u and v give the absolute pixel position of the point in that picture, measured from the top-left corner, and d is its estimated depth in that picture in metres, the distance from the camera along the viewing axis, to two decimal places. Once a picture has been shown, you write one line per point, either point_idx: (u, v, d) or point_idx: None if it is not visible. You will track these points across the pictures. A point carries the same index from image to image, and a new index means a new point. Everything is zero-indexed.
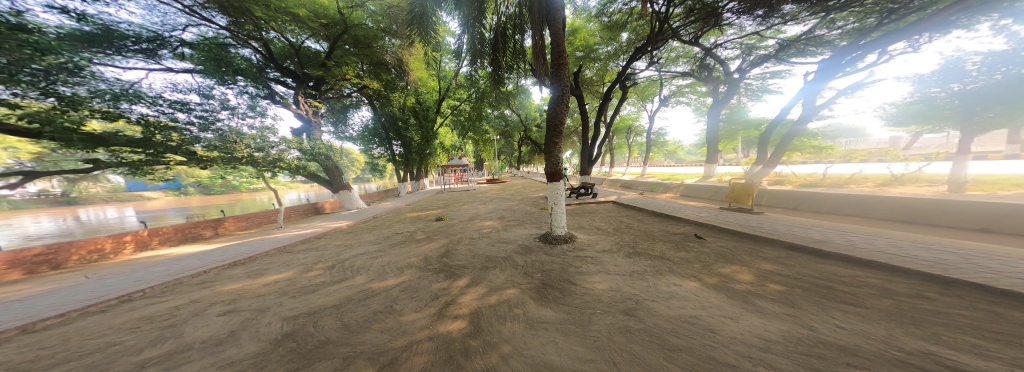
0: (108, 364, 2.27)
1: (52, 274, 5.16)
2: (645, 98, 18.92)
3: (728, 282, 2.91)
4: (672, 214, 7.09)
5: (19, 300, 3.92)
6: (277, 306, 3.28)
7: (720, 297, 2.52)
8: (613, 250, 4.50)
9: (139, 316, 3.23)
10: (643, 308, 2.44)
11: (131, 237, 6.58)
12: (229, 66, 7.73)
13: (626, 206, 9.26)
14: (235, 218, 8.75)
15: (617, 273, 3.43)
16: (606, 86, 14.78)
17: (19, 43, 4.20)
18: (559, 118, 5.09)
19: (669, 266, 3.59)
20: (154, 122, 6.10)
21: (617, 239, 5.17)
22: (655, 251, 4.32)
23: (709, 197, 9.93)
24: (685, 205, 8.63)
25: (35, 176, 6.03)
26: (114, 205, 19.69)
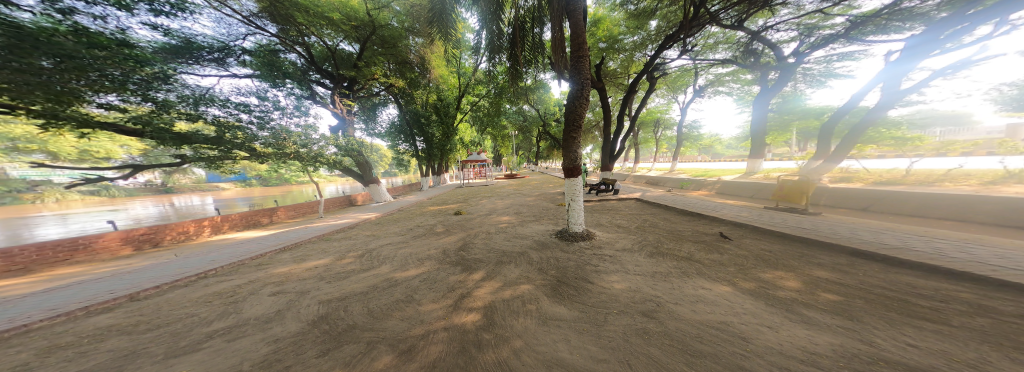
0: (187, 331, 2.70)
1: (153, 251, 6.32)
2: (676, 88, 17.56)
3: (769, 288, 2.56)
4: (705, 213, 6.44)
5: (131, 271, 4.88)
6: (314, 290, 3.60)
7: (757, 304, 2.22)
8: (635, 249, 4.22)
9: (211, 292, 3.79)
10: (664, 310, 2.24)
11: (208, 222, 7.77)
12: (279, 71, 8.90)
13: (650, 204, 8.67)
14: (286, 208, 9.84)
15: (638, 273, 3.21)
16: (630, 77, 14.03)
17: (126, 57, 5.26)
18: (579, 112, 4.94)
19: (697, 269, 3.26)
20: (223, 123, 7.22)
21: (639, 238, 4.84)
22: (682, 251, 3.97)
23: (750, 196, 8.91)
24: (719, 204, 7.85)
25: (143, 169, 7.44)
26: (198, 194, 23.61)
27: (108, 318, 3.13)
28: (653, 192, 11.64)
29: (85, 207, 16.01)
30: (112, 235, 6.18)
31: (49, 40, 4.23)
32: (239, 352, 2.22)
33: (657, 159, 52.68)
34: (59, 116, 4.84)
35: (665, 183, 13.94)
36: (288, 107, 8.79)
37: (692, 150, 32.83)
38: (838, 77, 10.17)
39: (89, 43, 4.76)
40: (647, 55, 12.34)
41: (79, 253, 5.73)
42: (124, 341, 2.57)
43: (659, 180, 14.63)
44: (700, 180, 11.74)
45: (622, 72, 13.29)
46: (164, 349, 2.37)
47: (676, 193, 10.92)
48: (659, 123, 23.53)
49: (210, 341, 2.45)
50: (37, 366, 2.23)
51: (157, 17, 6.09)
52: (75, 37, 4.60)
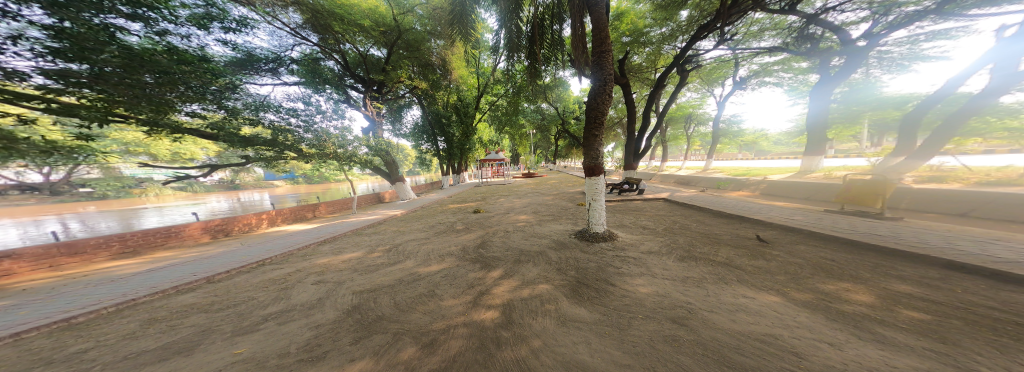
0: (247, 312, 3.06)
1: (225, 240, 7.38)
2: (711, 81, 16.11)
3: (831, 300, 2.17)
4: (747, 216, 5.73)
5: (208, 257, 5.72)
6: (348, 281, 3.87)
7: (816, 317, 1.89)
8: (663, 252, 3.90)
9: (267, 278, 4.27)
10: (698, 318, 2.00)
11: (266, 216, 8.86)
12: (320, 77, 9.92)
13: (679, 205, 8.00)
14: (326, 204, 10.82)
15: (666, 277, 2.94)
16: (658, 71, 13.27)
17: (205, 71, 6.30)
18: (601, 108, 4.75)
19: (737, 275, 2.90)
20: (277, 126, 8.23)
21: (668, 240, 4.47)
22: (718, 256, 3.58)
23: (804, 198, 7.80)
24: (762, 205, 6.97)
25: (218, 168, 8.71)
26: (257, 191, 27.18)
27: (191, 297, 3.69)
28: (683, 192, 10.75)
29: (174, 202, 19.28)
30: (195, 224, 7.33)
31: (149, 59, 5.22)
32: (287, 335, 2.44)
33: (689, 157, 48.76)
34: (156, 122, 5.91)
35: (699, 183, 12.87)
36: (328, 111, 9.74)
37: (730, 147, 29.75)
38: (926, 60, 8.49)
39: (179, 60, 5.85)
40: (678, 47, 11.57)
41: (173, 239, 6.89)
42: (201, 318, 3.00)
43: (692, 180, 13.58)
44: (741, 180, 10.70)
45: (648, 66, 12.57)
46: (229, 327, 2.70)
47: (711, 194, 9.90)
48: (691, 119, 21.78)
49: (264, 323, 2.73)
50: (140, 335, 2.68)
51: (226, 34, 7.22)
52: (168, 55, 5.69)
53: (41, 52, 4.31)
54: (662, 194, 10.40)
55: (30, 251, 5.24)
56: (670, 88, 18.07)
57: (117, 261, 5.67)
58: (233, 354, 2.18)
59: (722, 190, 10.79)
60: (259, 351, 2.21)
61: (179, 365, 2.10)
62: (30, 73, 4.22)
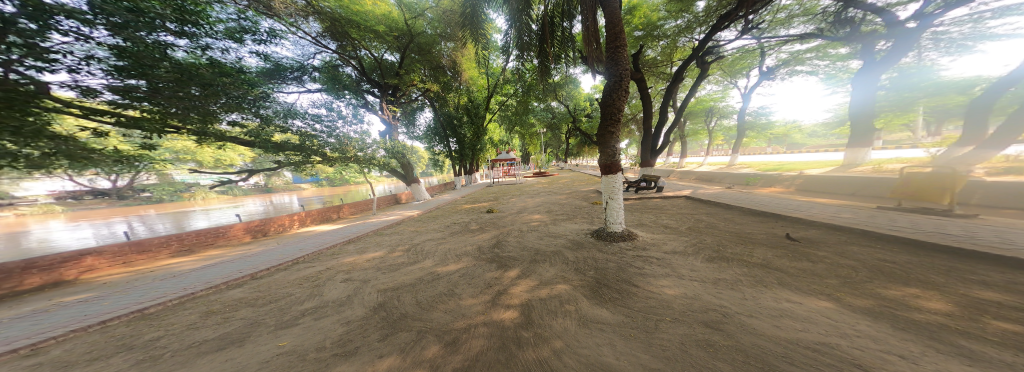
0: (287, 307, 3.25)
1: (264, 239, 7.94)
2: (733, 72, 15.23)
3: (895, 308, 1.97)
4: (781, 215, 5.35)
5: (250, 256, 6.13)
6: (373, 279, 4.02)
7: (878, 326, 1.72)
8: (689, 252, 3.73)
9: (301, 276, 4.53)
10: (735, 322, 1.89)
11: (298, 217, 9.40)
12: (340, 84, 10.41)
13: (703, 203, 7.61)
14: (349, 205, 11.31)
15: (694, 279, 2.81)
16: (675, 65, 12.80)
17: (241, 81, 6.72)
18: (616, 105, 4.65)
19: (776, 278, 2.71)
20: (304, 132, 8.66)
21: (694, 240, 4.27)
22: (750, 256, 3.38)
23: (849, 193, 7.18)
24: (798, 202, 6.47)
25: (254, 173, 9.31)
26: (287, 192, 29.14)
27: (239, 292, 3.98)
28: (706, 189, 10.24)
29: (216, 204, 21.07)
30: (238, 225, 7.92)
31: (196, 73, 5.69)
32: (323, 330, 2.57)
33: (710, 153, 46.22)
34: (206, 133, 6.46)
35: (723, 180, 12.35)
36: (348, 116, 10.16)
37: (757, 141, 27.86)
38: (994, 39, 7.55)
39: (221, 72, 6.33)
40: (696, 39, 11.07)
41: (220, 239, 7.47)
42: (248, 311, 3.22)
43: (714, 176, 13.05)
44: (773, 175, 10.18)
45: (664, 60, 12.13)
46: (273, 321, 2.87)
47: (740, 191, 9.36)
48: (712, 113, 20.73)
49: (302, 318, 2.89)
50: (200, 326, 2.92)
51: (258, 44, 7.73)
52: (211, 69, 6.17)
53: (109, 71, 4.82)
54: (683, 191, 9.98)
55: (108, 249, 5.81)
56: (688, 81, 17.27)
57: (176, 259, 6.25)
58: (278, 347, 2.31)
59: (750, 187, 10.28)
60: (300, 344, 2.34)
61: (232, 355, 2.27)
62: (101, 90, 4.73)
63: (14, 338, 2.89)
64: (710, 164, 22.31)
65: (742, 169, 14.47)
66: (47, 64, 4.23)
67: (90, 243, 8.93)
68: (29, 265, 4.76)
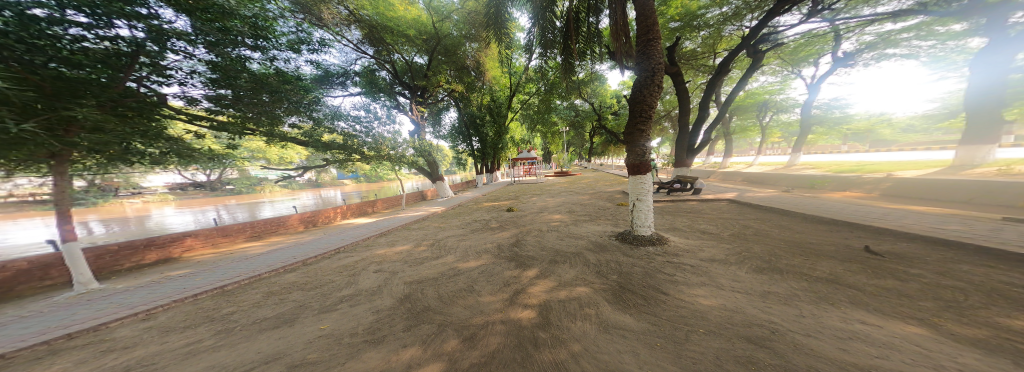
0: (328, 293, 3.56)
1: (315, 228, 8.73)
2: (796, 61, 13.60)
3: (1020, 340, 1.63)
4: (845, 227, 4.69)
5: (303, 244, 6.79)
6: (401, 271, 4.25)
7: (975, 361, 1.45)
8: (730, 261, 3.44)
9: (339, 264, 4.93)
10: (786, 341, 1.70)
11: (341, 210, 10.19)
12: (376, 87, 11.11)
13: (748, 208, 6.93)
14: (382, 200, 12.02)
15: (734, 290, 2.59)
16: (719, 56, 11.99)
17: (301, 88, 7.37)
18: (648, 101, 4.44)
19: (834, 295, 2.39)
20: (347, 133, 9.28)
21: (738, 249, 3.92)
22: (806, 269, 3.03)
23: (962, 201, 6.07)
24: (870, 211, 5.60)
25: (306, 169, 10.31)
26: (329, 187, 32.04)
27: (292, 276, 4.44)
28: (752, 192, 9.31)
29: (275, 196, 23.99)
30: (294, 216, 8.78)
31: (266, 82, 6.37)
32: (358, 316, 2.77)
33: (762, 152, 41.35)
34: (274, 134, 7.35)
35: (781, 183, 11.20)
36: (382, 116, 10.79)
37: (826, 138, 24.22)
38: None
39: (284, 80, 6.96)
40: (745, 26, 10.21)
41: (280, 228, 8.36)
42: (295, 295, 3.56)
43: (770, 178, 11.85)
44: (846, 177, 9.01)
45: (705, 51, 11.35)
46: (317, 305, 3.16)
47: (801, 195, 8.40)
48: (767, 107, 18.65)
49: (340, 304, 3.13)
50: (261, 304, 3.29)
51: (311, 53, 8.43)
52: (278, 77, 6.84)
53: (206, 83, 5.57)
54: (726, 194, 9.18)
55: (202, 232, 6.76)
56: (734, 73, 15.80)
57: (249, 244, 7.11)
58: (320, 330, 2.54)
59: (817, 191, 9.20)
60: (339, 328, 2.54)
61: (282, 333, 2.53)
62: (200, 99, 5.53)
63: (136, 303, 3.52)
64: (762, 164, 20.25)
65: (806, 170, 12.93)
66: (164, 79, 5.00)
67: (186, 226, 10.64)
68: (150, 242, 5.77)
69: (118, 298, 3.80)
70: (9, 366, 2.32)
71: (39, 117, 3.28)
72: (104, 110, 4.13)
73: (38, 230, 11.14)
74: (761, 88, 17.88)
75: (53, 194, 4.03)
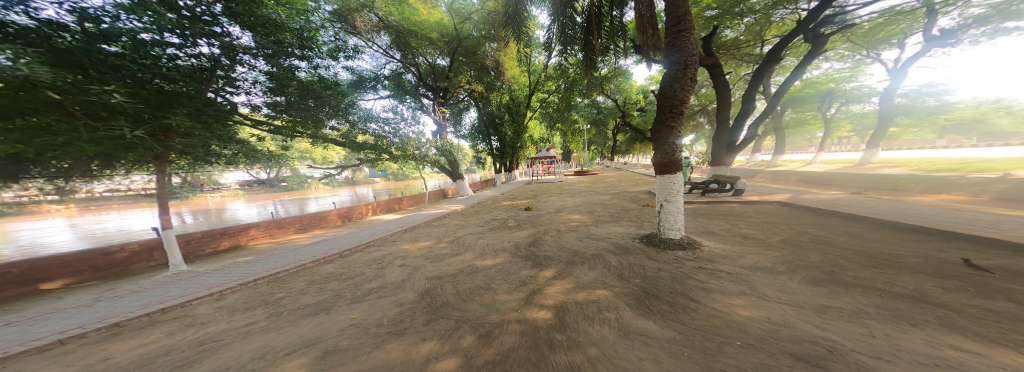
0: (358, 284, 3.81)
1: (351, 223, 9.36)
2: (873, 43, 11.82)
3: None
4: (921, 236, 4.01)
5: (341, 237, 7.33)
6: (423, 266, 4.43)
7: None
8: (777, 270, 3.11)
9: (368, 257, 5.26)
10: (847, 361, 1.48)
11: (374, 206, 10.83)
12: (403, 90, 11.66)
13: (799, 213, 6.20)
14: (408, 197, 12.56)
15: (774, 301, 2.36)
16: (768, 43, 11.08)
17: (340, 93, 7.84)
18: (680, 95, 4.20)
19: (899, 311, 2.08)
20: (378, 135, 9.78)
21: (786, 257, 3.54)
22: (874, 281, 2.63)
23: None
24: (962, 218, 4.72)
25: (343, 168, 11.12)
26: (362, 184, 34.45)
27: (329, 266, 4.82)
28: (806, 195, 8.32)
29: (315, 192, 26.30)
30: (334, 211, 9.48)
31: (311, 88, 6.85)
32: (383, 308, 2.93)
33: (826, 149, 36.20)
34: (319, 136, 8.01)
35: (853, 183, 9.87)
36: (408, 117, 11.28)
37: (911, 135, 20.45)
38: None
39: (326, 86, 7.45)
40: (800, 9, 9.23)
41: (324, 222, 9.10)
42: (329, 285, 3.86)
43: (836, 179, 10.50)
44: (942, 177, 7.63)
45: (751, 38, 10.63)
46: (348, 295, 3.39)
47: (873, 197, 7.36)
48: (831, 97, 16.15)
49: (368, 296, 3.34)
50: (302, 292, 3.61)
51: (347, 59, 9.00)
52: (321, 84, 7.34)
53: (264, 91, 6.18)
54: (775, 197, 8.31)
55: (264, 223, 7.59)
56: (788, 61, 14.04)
57: (297, 235, 7.84)
58: (350, 319, 2.72)
59: (900, 193, 8.00)
60: (366, 318, 2.71)
61: (318, 320, 2.74)
62: (261, 105, 6.17)
63: (213, 284, 4.05)
64: (825, 162, 18.15)
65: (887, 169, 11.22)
66: (234, 89, 5.68)
67: (253, 218, 12.16)
68: (225, 231, 6.71)
69: (200, 279, 4.40)
70: (110, 334, 2.80)
71: (146, 125, 4.08)
72: (192, 118, 4.81)
73: (147, 218, 13.47)
74: (823, 76, 15.57)
75: (157, 188, 4.84)
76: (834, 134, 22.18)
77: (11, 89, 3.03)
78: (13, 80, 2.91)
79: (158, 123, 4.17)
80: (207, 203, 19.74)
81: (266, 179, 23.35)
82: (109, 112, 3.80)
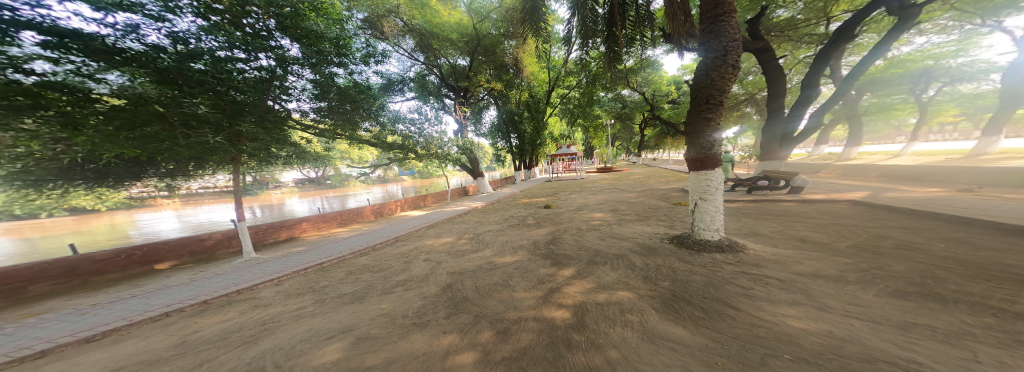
0: (386, 276, 4.04)
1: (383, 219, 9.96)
2: (990, 10, 8.92)
3: None
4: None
5: (374, 231, 7.83)
6: (445, 262, 4.59)
7: None
8: (834, 279, 2.74)
9: (397, 251, 5.58)
10: None
11: (402, 202, 11.39)
12: (426, 91, 12.10)
13: (876, 215, 5.35)
14: (432, 195, 13.02)
15: (828, 313, 2.08)
16: (836, 20, 9.79)
17: (373, 96, 8.20)
18: (718, 85, 3.86)
19: (994, 328, 1.73)
20: (405, 135, 10.25)
21: (857, 264, 3.08)
22: (971, 297, 2.18)
23: None
24: None
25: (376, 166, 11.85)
26: (392, 182, 36.57)
27: (363, 259, 5.19)
28: (888, 194, 7.13)
29: (352, 189, 28.48)
30: (368, 207, 10.12)
31: (349, 94, 7.29)
32: (409, 300, 3.09)
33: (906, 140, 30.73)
34: (355, 137, 8.62)
35: (960, 180, 8.16)
36: (432, 117, 11.67)
37: None
38: None
39: (361, 91, 7.88)
40: None
41: (361, 217, 9.78)
42: (360, 276, 4.15)
43: (938, 174, 8.83)
44: None
45: (810, 16, 9.42)
46: (378, 287, 3.61)
47: (976, 197, 6.06)
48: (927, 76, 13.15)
49: (395, 288, 3.53)
50: (338, 282, 3.92)
51: (378, 63, 9.46)
52: (358, 88, 7.76)
53: (310, 97, 6.72)
54: (846, 195, 7.26)
55: (313, 217, 8.34)
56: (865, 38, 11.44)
57: (338, 229, 8.49)
58: (380, 309, 2.90)
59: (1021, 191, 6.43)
60: (393, 308, 2.88)
61: (353, 309, 2.96)
62: (308, 111, 6.78)
63: (274, 270, 4.58)
64: (919, 154, 15.50)
65: (1012, 161, 9.23)
66: (287, 98, 6.28)
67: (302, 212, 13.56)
68: (284, 224, 7.50)
69: (264, 266, 4.98)
70: (189, 310, 3.30)
71: (224, 132, 4.79)
72: (258, 123, 5.44)
73: (228, 211, 15.77)
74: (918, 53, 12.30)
75: (233, 186, 5.48)
76: (933, 120, 18.18)
77: (132, 105, 3.95)
78: (132, 97, 3.86)
79: (232, 130, 4.87)
80: (267, 199, 22.51)
81: (314, 177, 25.74)
82: (197, 121, 4.50)
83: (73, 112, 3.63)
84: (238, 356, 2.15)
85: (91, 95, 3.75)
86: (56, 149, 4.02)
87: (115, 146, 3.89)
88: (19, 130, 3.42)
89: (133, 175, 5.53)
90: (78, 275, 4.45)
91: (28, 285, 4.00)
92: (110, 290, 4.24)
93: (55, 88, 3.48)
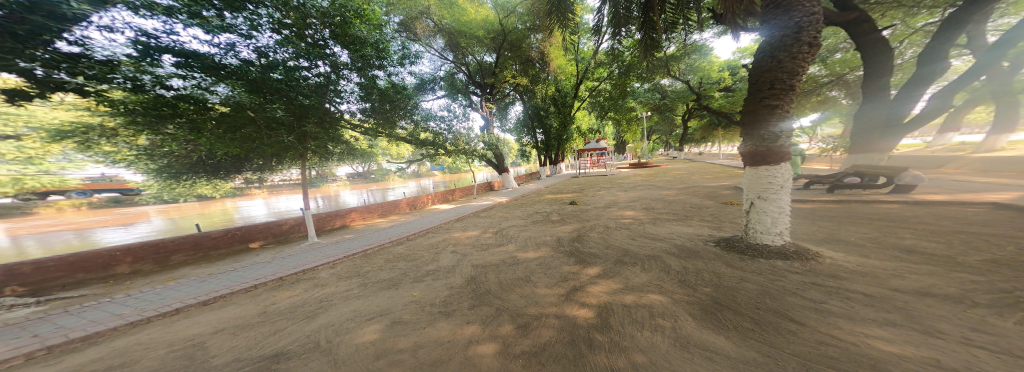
0: (417, 266, 4.31)
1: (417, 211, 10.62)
2: None
3: None
4: None
5: (409, 222, 8.41)
6: (470, 254, 4.75)
7: None
8: (931, 300, 2.24)
9: (427, 243, 5.90)
10: None
11: (432, 195, 12.01)
12: (456, 88, 12.51)
13: (1009, 223, 4.18)
14: (459, 189, 13.53)
15: (917, 340, 1.72)
16: None
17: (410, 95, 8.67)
18: (789, 65, 3.34)
19: None
20: (436, 132, 10.70)
21: (969, 284, 2.47)
22: None
23: None
24: None
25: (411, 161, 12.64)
26: (425, 177, 38.82)
27: (399, 248, 5.60)
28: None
29: (390, 183, 30.88)
30: (405, 199, 10.86)
31: (389, 94, 7.82)
32: (437, 289, 3.27)
33: None
34: (393, 135, 9.27)
35: None
36: (461, 114, 12.06)
37: None
38: None
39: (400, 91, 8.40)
40: None
41: (399, 209, 10.55)
42: (395, 264, 4.48)
43: None
44: None
45: None
46: (410, 275, 3.87)
47: None
48: None
49: (425, 277, 3.76)
50: (376, 269, 4.28)
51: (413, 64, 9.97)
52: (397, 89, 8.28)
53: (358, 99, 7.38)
54: (960, 197, 5.83)
55: (360, 208, 9.22)
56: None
57: (379, 219, 9.29)
58: (411, 295, 3.12)
59: None
60: (423, 296, 3.07)
61: (390, 294, 3.23)
62: (355, 111, 7.45)
63: (330, 254, 5.19)
64: None
65: None
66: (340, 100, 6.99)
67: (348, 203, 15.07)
68: (338, 213, 8.44)
69: (324, 249, 5.66)
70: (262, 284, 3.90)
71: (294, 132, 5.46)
72: (320, 122, 6.11)
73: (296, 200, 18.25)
74: None
75: (301, 179, 6.21)
76: None
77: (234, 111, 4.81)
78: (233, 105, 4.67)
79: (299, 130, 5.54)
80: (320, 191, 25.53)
81: (360, 172, 28.32)
82: (275, 123, 5.20)
83: (196, 118, 4.64)
84: (298, 327, 2.50)
85: (207, 105, 4.72)
86: (188, 147, 5.19)
87: (222, 145, 4.80)
88: (165, 133, 4.66)
89: (236, 169, 6.61)
90: (202, 249, 5.52)
91: (171, 255, 5.14)
92: (219, 263, 5.18)
93: (186, 100, 4.53)
